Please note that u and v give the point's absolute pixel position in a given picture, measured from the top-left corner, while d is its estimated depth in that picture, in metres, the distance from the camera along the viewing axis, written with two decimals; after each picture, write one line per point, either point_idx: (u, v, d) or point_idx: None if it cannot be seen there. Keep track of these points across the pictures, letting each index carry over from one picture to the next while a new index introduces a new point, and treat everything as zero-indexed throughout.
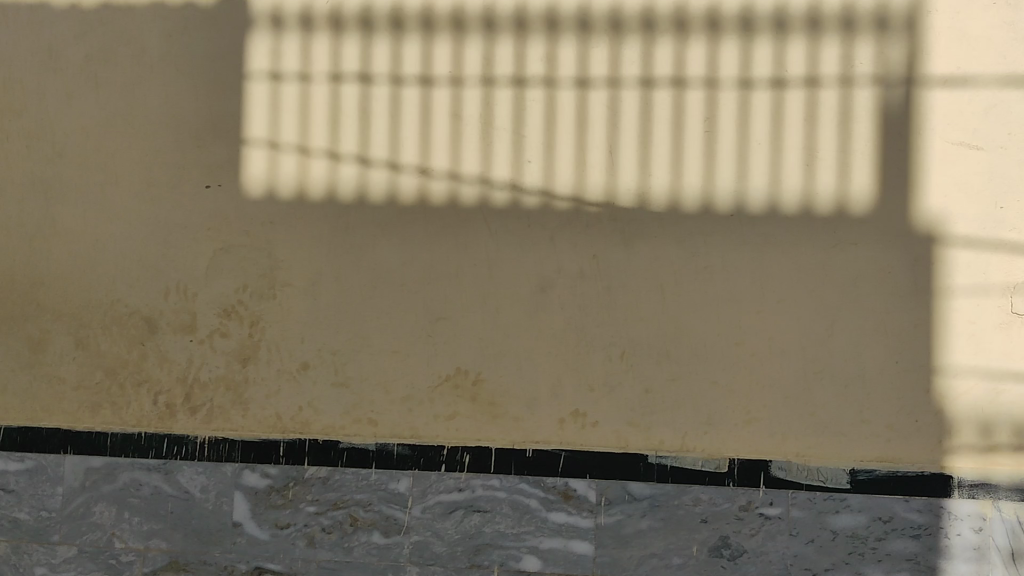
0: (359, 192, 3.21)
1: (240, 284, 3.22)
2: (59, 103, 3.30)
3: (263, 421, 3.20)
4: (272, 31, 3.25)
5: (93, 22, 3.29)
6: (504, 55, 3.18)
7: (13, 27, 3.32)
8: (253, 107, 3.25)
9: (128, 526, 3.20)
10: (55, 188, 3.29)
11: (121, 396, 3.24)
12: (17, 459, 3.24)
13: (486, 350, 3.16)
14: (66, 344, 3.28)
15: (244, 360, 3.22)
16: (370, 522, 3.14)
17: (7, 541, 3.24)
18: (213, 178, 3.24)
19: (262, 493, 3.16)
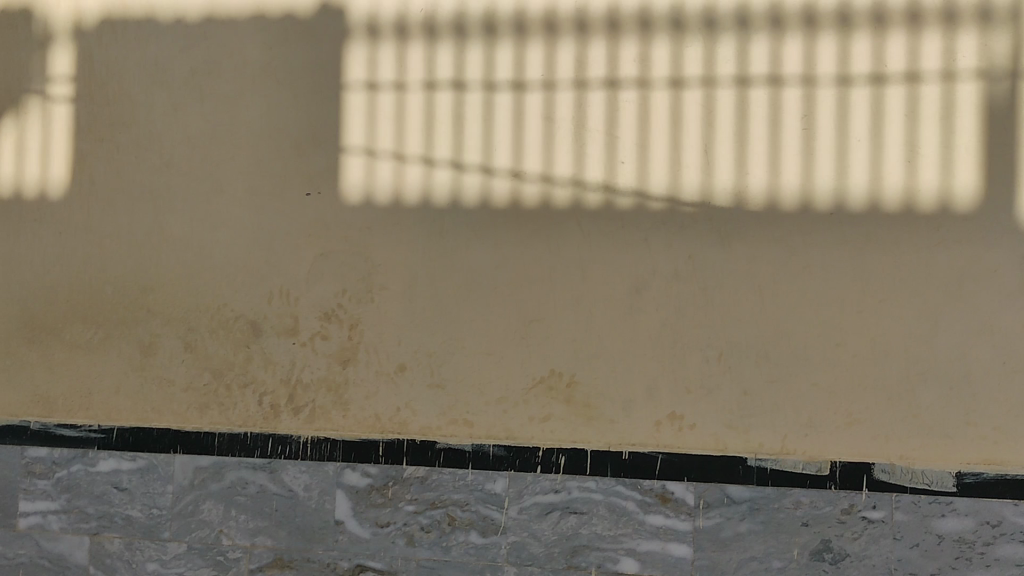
0: (454, 196, 3.25)
1: (339, 288, 3.30)
2: (166, 115, 3.42)
3: (363, 421, 3.27)
4: (368, 40, 3.32)
5: (197, 36, 3.41)
6: (597, 57, 3.18)
7: (123, 43, 3.46)
8: (351, 115, 3.32)
9: (235, 524, 3.30)
10: (163, 197, 3.42)
11: (228, 397, 3.35)
12: (129, 458, 3.36)
13: (580, 352, 3.17)
14: (175, 347, 3.40)
15: (344, 362, 3.29)
16: (468, 522, 3.18)
17: (120, 537, 3.37)
18: (313, 186, 3.32)
19: (363, 492, 3.23)
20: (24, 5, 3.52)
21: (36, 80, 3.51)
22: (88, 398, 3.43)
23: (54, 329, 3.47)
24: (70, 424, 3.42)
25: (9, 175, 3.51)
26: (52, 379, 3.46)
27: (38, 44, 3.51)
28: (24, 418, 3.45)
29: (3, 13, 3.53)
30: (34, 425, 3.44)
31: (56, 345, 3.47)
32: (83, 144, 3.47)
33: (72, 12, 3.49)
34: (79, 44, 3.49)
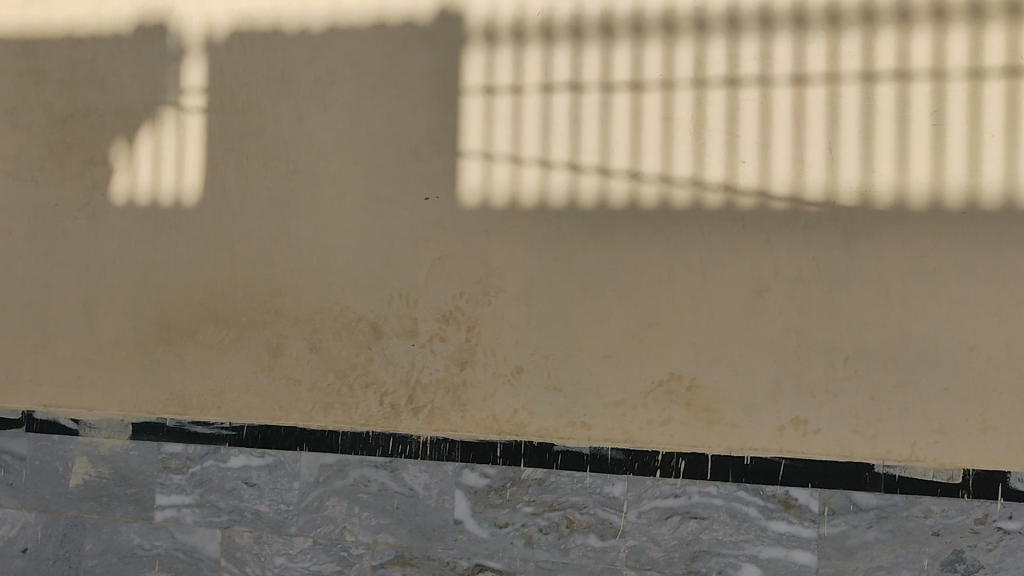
0: (571, 199, 3.25)
1: (457, 290, 3.34)
2: (292, 123, 3.53)
3: (481, 422, 3.30)
4: (486, 45, 3.35)
5: (321, 46, 3.51)
6: (717, 56, 3.14)
7: (251, 55, 3.58)
8: (469, 120, 3.36)
9: (358, 521, 3.38)
10: (289, 202, 3.53)
11: (351, 397, 3.44)
12: (258, 455, 3.49)
13: (699, 355, 3.13)
14: (301, 348, 3.50)
15: (462, 364, 3.33)
16: (587, 525, 3.18)
17: (250, 531, 3.49)
18: (432, 190, 3.38)
19: (481, 492, 3.26)
20: (159, 21, 3.69)
21: (171, 92, 3.67)
22: (219, 396, 3.56)
23: (187, 330, 3.62)
24: (203, 422, 3.56)
25: (146, 183, 3.68)
26: (186, 378, 3.61)
27: (172, 58, 3.67)
28: (160, 416, 3.61)
29: (139, 29, 3.71)
30: (169, 422, 3.59)
31: (189, 345, 3.61)
32: (215, 153, 3.61)
33: (203, 27, 3.65)
34: (211, 56, 3.63)
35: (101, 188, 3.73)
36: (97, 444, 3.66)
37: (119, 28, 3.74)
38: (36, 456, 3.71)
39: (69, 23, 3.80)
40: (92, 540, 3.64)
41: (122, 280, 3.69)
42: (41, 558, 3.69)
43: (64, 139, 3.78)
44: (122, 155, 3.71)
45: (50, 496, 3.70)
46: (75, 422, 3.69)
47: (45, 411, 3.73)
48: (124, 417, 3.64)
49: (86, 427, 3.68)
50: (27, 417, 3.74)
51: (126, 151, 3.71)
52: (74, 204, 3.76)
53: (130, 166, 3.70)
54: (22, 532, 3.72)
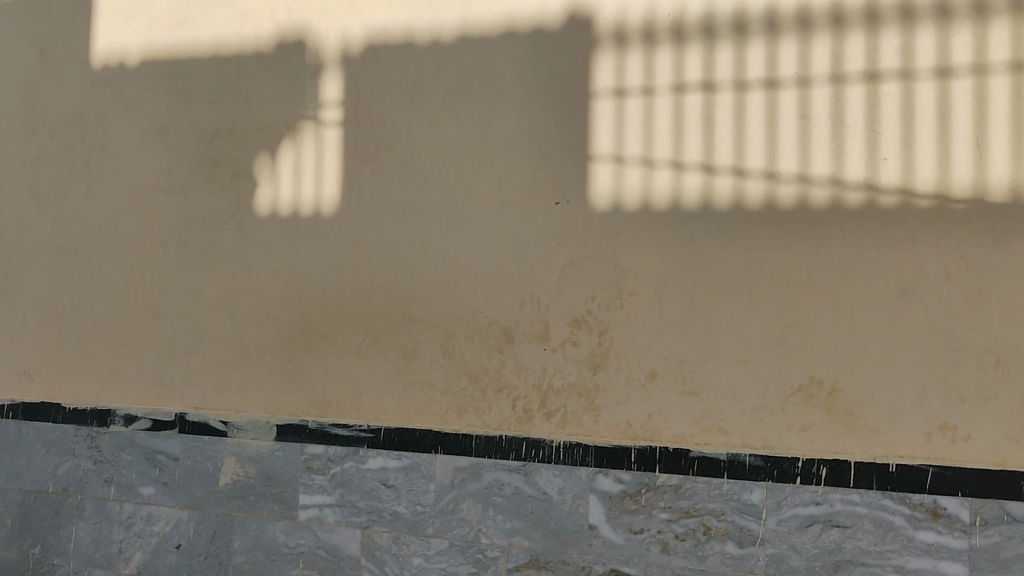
0: (705, 200, 3.21)
1: (589, 294, 3.34)
2: (424, 132, 3.60)
3: (615, 427, 3.29)
4: (617, 48, 3.34)
5: (453, 56, 3.57)
6: (855, 51, 3.05)
7: (386, 67, 3.68)
8: (600, 123, 3.36)
9: (493, 523, 3.40)
10: (421, 210, 3.59)
11: (484, 401, 3.47)
12: (395, 457, 3.57)
13: (841, 358, 3.04)
14: (435, 352, 3.56)
15: (595, 368, 3.33)
16: (724, 532, 3.12)
17: (388, 532, 3.56)
18: (562, 195, 3.38)
19: (616, 497, 3.25)
20: (298, 37, 3.83)
21: (309, 106, 3.80)
22: (357, 399, 3.66)
23: (326, 336, 3.73)
24: (343, 424, 3.66)
25: (288, 194, 3.82)
26: (326, 382, 3.72)
27: (310, 73, 3.80)
28: (302, 418, 3.73)
29: (279, 45, 3.86)
30: (311, 424, 3.71)
31: (329, 350, 3.73)
32: (351, 163, 3.72)
33: (340, 41, 3.76)
34: (347, 70, 3.74)
35: (246, 200, 3.90)
36: (244, 445, 3.81)
37: (261, 46, 3.90)
38: (188, 456, 3.91)
39: (216, 43, 4.00)
40: (240, 537, 3.80)
41: (266, 288, 3.84)
42: (194, 554, 3.88)
43: (212, 155, 3.98)
44: (265, 167, 3.87)
45: (201, 494, 3.88)
46: (224, 423, 3.86)
47: (197, 413, 3.91)
48: (269, 419, 3.78)
49: (233, 428, 3.84)
50: (180, 419, 3.94)
51: (268, 164, 3.86)
52: (222, 216, 3.94)
53: (272, 178, 3.85)
54: (176, 529, 3.92)
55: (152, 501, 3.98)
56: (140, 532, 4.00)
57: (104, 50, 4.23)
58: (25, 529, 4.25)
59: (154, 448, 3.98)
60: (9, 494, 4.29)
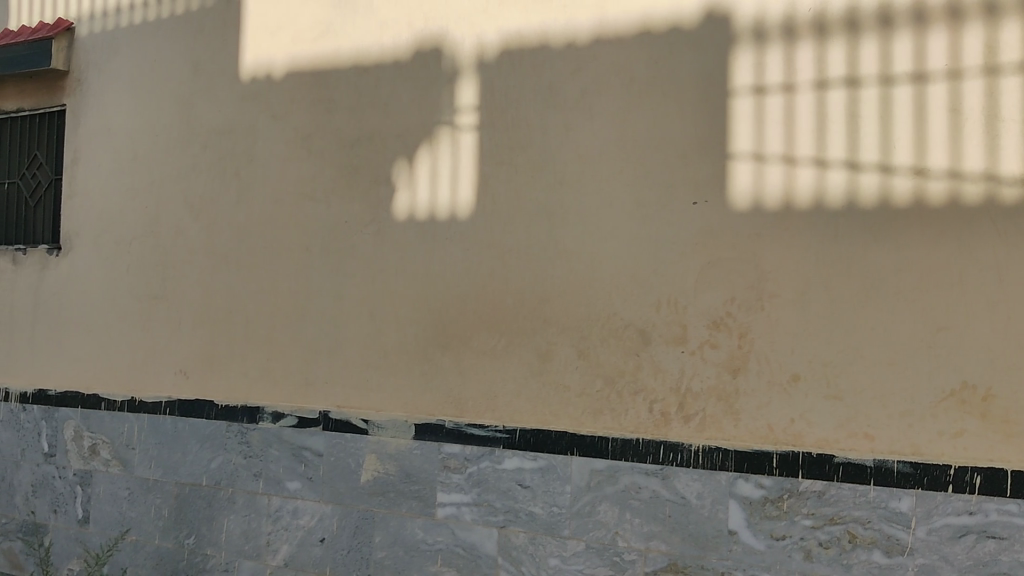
0: (849, 198, 3.11)
1: (728, 296, 3.28)
2: (559, 135, 3.61)
3: (755, 432, 3.22)
4: (756, 45, 3.27)
5: (587, 57, 3.57)
6: (1011, 40, 2.89)
7: (520, 71, 3.70)
8: (739, 122, 3.29)
9: (630, 527, 3.39)
10: (556, 213, 3.60)
11: (620, 403, 3.45)
12: (531, 458, 3.59)
13: (997, 362, 2.89)
14: (570, 354, 3.55)
15: (734, 371, 3.26)
16: (871, 541, 3.02)
17: (524, 532, 3.59)
18: (700, 195, 3.33)
19: (757, 502, 3.18)
20: (435, 44, 3.90)
21: (446, 111, 3.86)
22: (494, 400, 3.70)
23: (463, 338, 3.78)
24: (479, 424, 3.71)
25: (425, 199, 3.89)
26: (463, 383, 3.77)
27: (446, 80, 3.86)
28: (440, 418, 3.80)
29: (417, 53, 3.94)
30: (448, 424, 3.77)
31: (465, 352, 3.77)
32: (487, 167, 3.76)
33: (475, 47, 3.81)
34: (483, 75, 3.79)
35: (385, 205, 3.99)
36: (384, 443, 3.91)
37: (400, 54, 3.99)
38: (331, 453, 4.04)
39: (356, 52, 4.11)
40: (381, 533, 3.89)
41: (404, 290, 3.93)
42: (338, 548, 4.00)
43: (352, 161, 4.09)
44: (403, 173, 3.95)
45: (344, 490, 4.00)
46: (365, 422, 3.96)
47: (339, 412, 4.03)
48: (408, 419, 3.87)
49: (374, 427, 3.94)
50: (324, 417, 4.07)
51: (406, 169, 3.94)
52: (362, 221, 4.05)
53: (410, 183, 3.93)
54: (320, 523, 4.05)
55: (298, 495, 4.13)
56: (287, 525, 4.15)
57: (251, 63, 4.40)
58: (181, 520, 4.48)
59: (299, 444, 4.13)
60: (166, 486, 4.53)
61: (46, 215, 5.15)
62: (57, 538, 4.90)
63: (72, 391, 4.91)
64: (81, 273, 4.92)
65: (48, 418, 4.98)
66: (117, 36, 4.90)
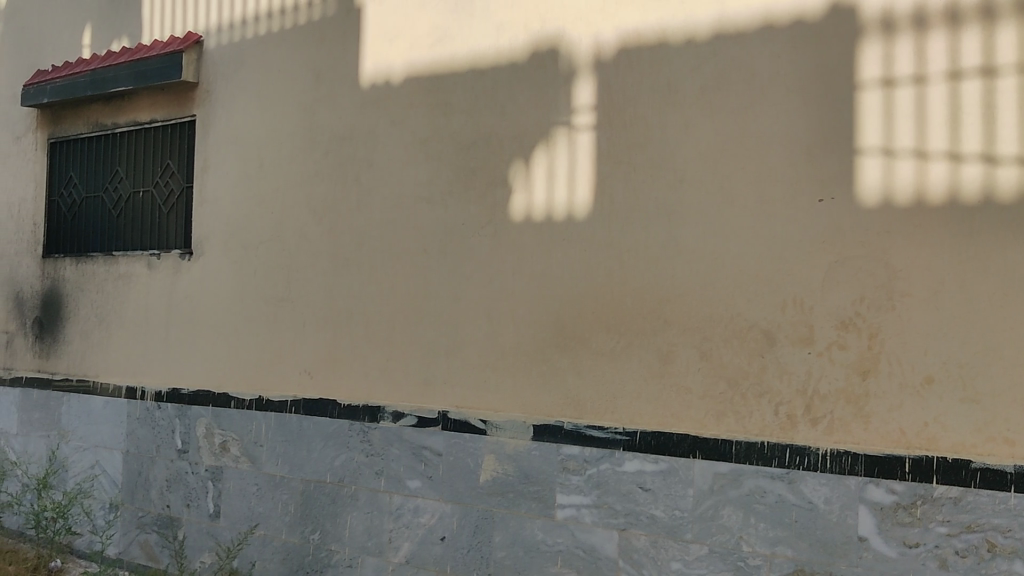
0: (986, 193, 2.96)
1: (857, 296, 3.17)
2: (678, 133, 3.56)
3: (887, 436, 3.10)
4: (884, 36, 3.14)
5: (706, 54, 3.51)
6: None
7: (638, 71, 3.67)
8: (867, 116, 3.17)
9: (755, 531, 3.31)
10: (676, 212, 3.55)
11: (744, 406, 3.37)
12: (652, 461, 3.55)
13: None
14: (692, 355, 3.50)
15: (865, 373, 3.15)
16: (1012, 550, 2.88)
17: (646, 534, 3.55)
18: (826, 192, 3.23)
19: (889, 508, 3.07)
20: (552, 46, 3.89)
21: (563, 112, 3.85)
22: (613, 402, 3.67)
23: (581, 339, 3.76)
24: (599, 426, 3.69)
25: (542, 200, 3.89)
26: (581, 385, 3.75)
27: (563, 80, 3.85)
28: (559, 419, 3.79)
29: (534, 55, 3.94)
30: (567, 425, 3.77)
31: (584, 353, 3.75)
32: (604, 167, 3.73)
33: (593, 47, 3.79)
34: (600, 75, 3.76)
35: (502, 206, 4.01)
36: (503, 443, 3.93)
37: (516, 57, 4.00)
38: (450, 452, 4.09)
39: (473, 57, 4.14)
40: (501, 533, 3.91)
41: (522, 291, 3.93)
42: (458, 546, 4.04)
43: (470, 164, 4.12)
44: (520, 174, 3.96)
45: (464, 490, 4.04)
46: (484, 422, 3.99)
47: (459, 412, 4.07)
48: (526, 420, 3.87)
49: (493, 427, 3.96)
50: (443, 417, 4.12)
51: (523, 170, 3.95)
52: (480, 223, 4.07)
53: (527, 184, 3.94)
54: (441, 522, 4.10)
55: (419, 493, 4.19)
56: (408, 523, 4.21)
57: (372, 70, 4.49)
58: (306, 515, 4.60)
59: (419, 443, 4.19)
60: (293, 483, 4.66)
61: (178, 221, 5.36)
62: (190, 531, 5.10)
63: (203, 390, 5.10)
64: (211, 276, 5.10)
65: (181, 415, 5.18)
66: (243, 47, 5.06)
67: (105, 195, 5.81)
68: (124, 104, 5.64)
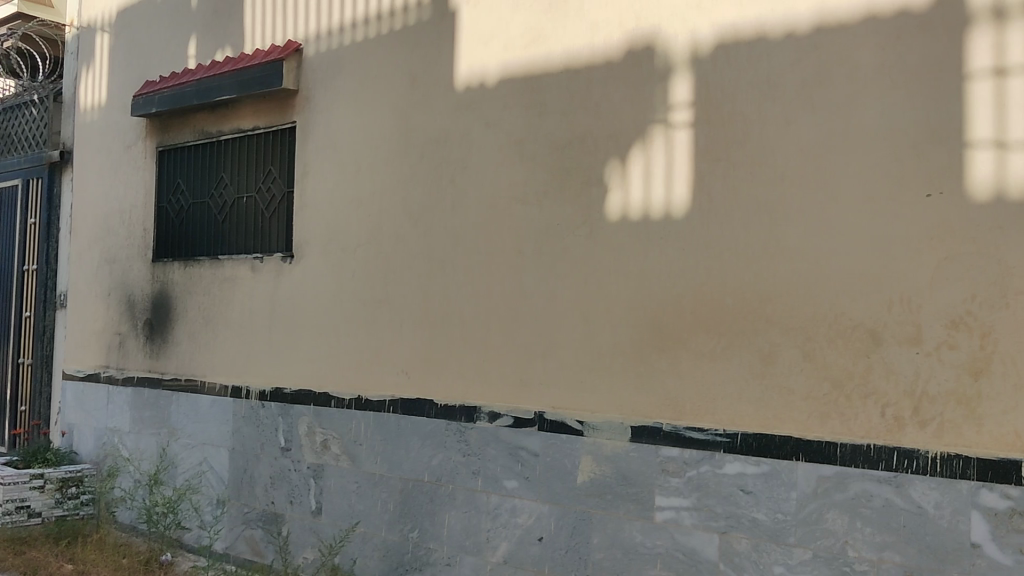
0: None
1: (968, 294, 3.06)
2: (778, 129, 3.49)
3: (1000, 439, 2.98)
4: (995, 24, 3.02)
5: (807, 48, 3.43)
6: None
7: (736, 66, 3.61)
8: (977, 108, 3.05)
9: (862, 536, 3.23)
10: (777, 210, 3.48)
11: (849, 407, 3.28)
12: (753, 463, 3.49)
13: None
14: (794, 356, 3.42)
15: (976, 373, 3.03)
16: None
17: (747, 538, 3.49)
18: (935, 187, 3.12)
19: (1003, 514, 2.95)
20: (647, 44, 3.86)
21: (660, 110, 3.82)
22: (713, 403, 3.62)
23: (679, 339, 3.72)
24: (698, 427, 3.65)
25: (639, 199, 3.86)
26: (680, 385, 3.71)
27: (660, 78, 3.82)
28: (657, 420, 3.76)
29: (630, 53, 3.92)
30: (666, 427, 3.73)
31: (682, 353, 3.71)
32: (702, 165, 3.69)
33: (689, 43, 3.74)
34: (697, 72, 3.72)
35: (598, 206, 4.00)
36: (601, 444, 3.92)
37: (612, 56, 3.98)
38: (548, 453, 4.09)
39: (568, 57, 4.14)
40: (599, 534, 3.90)
41: (618, 291, 3.91)
42: (556, 547, 4.04)
43: (565, 164, 4.12)
44: (616, 173, 3.94)
45: (562, 490, 4.04)
46: (581, 423, 3.99)
47: (556, 413, 4.08)
48: (624, 421, 3.86)
49: (591, 428, 3.96)
50: (540, 418, 4.14)
51: (620, 169, 3.93)
52: (575, 223, 4.07)
53: (623, 183, 3.91)
54: (539, 522, 4.11)
55: (516, 494, 4.21)
56: (506, 523, 4.23)
57: (466, 73, 4.52)
58: (405, 514, 4.66)
59: (516, 444, 4.21)
60: (392, 481, 4.74)
61: (280, 225, 5.50)
62: (294, 528, 5.23)
63: (304, 390, 5.21)
64: (311, 279, 5.22)
65: (284, 414, 5.32)
66: (340, 53, 5.15)
67: (211, 201, 6.00)
68: (228, 112, 5.81)
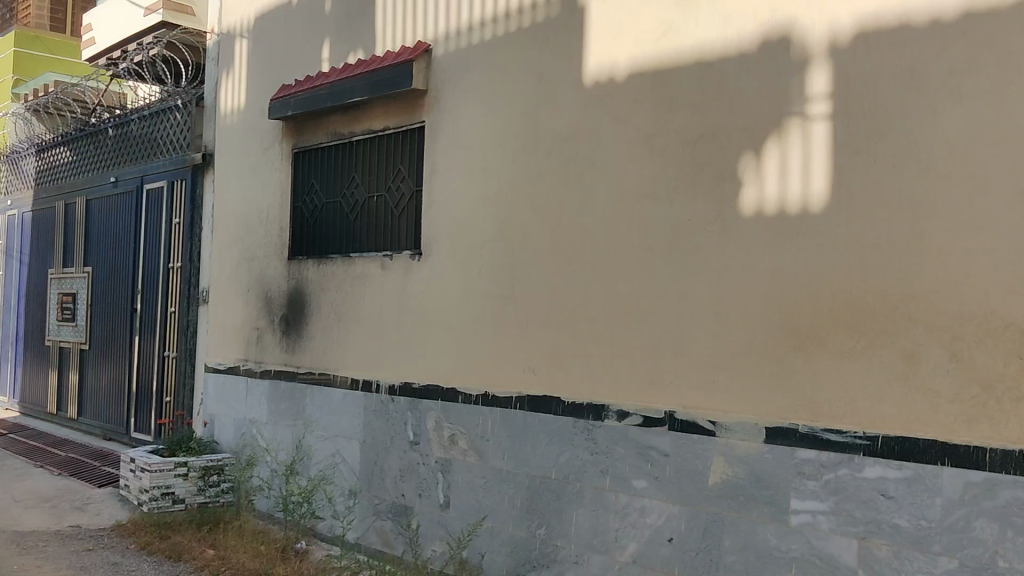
0: None
1: None
2: (923, 119, 3.35)
3: None
4: None
5: (953, 35, 3.28)
6: None
7: (877, 55, 3.48)
8: None
9: (1013, 546, 3.07)
10: (922, 203, 3.34)
11: (1000, 411, 3.12)
12: (895, 467, 3.36)
13: None
14: (940, 356, 3.28)
15: None
16: None
17: (888, 544, 3.36)
18: None
19: None
20: (783, 35, 3.77)
21: (796, 102, 3.72)
22: (852, 404, 3.50)
23: (816, 338, 3.62)
24: (836, 430, 3.53)
25: (775, 193, 3.77)
26: (817, 386, 3.60)
27: (796, 70, 3.72)
28: (792, 421, 3.67)
29: (764, 45, 3.83)
30: (802, 428, 3.63)
31: (819, 353, 3.60)
32: (842, 158, 3.57)
33: (827, 33, 3.63)
34: (836, 62, 3.60)
35: (730, 202, 3.92)
36: (734, 445, 3.85)
37: (746, 49, 3.90)
38: (678, 453, 4.04)
39: (699, 51, 4.07)
40: (731, 536, 3.83)
41: (752, 288, 3.83)
42: (686, 548, 3.98)
43: (696, 159, 4.05)
44: (750, 168, 3.85)
45: (692, 491, 3.99)
46: (712, 423, 3.93)
47: (687, 412, 4.03)
48: (758, 422, 3.77)
49: (722, 428, 3.89)
50: (670, 417, 4.09)
51: (754, 164, 3.84)
52: (707, 219, 4.00)
53: (757, 178, 3.83)
54: (668, 523, 4.06)
55: (645, 494, 4.17)
56: (635, 523, 4.20)
57: (595, 69, 4.50)
58: (533, 510, 4.68)
59: (646, 443, 4.18)
60: (519, 477, 4.76)
61: (409, 223, 5.60)
62: (424, 521, 5.31)
63: (433, 385, 5.29)
64: (440, 276, 5.29)
65: (413, 409, 5.42)
66: (469, 52, 5.21)
67: (343, 200, 6.16)
68: (359, 113, 5.94)
